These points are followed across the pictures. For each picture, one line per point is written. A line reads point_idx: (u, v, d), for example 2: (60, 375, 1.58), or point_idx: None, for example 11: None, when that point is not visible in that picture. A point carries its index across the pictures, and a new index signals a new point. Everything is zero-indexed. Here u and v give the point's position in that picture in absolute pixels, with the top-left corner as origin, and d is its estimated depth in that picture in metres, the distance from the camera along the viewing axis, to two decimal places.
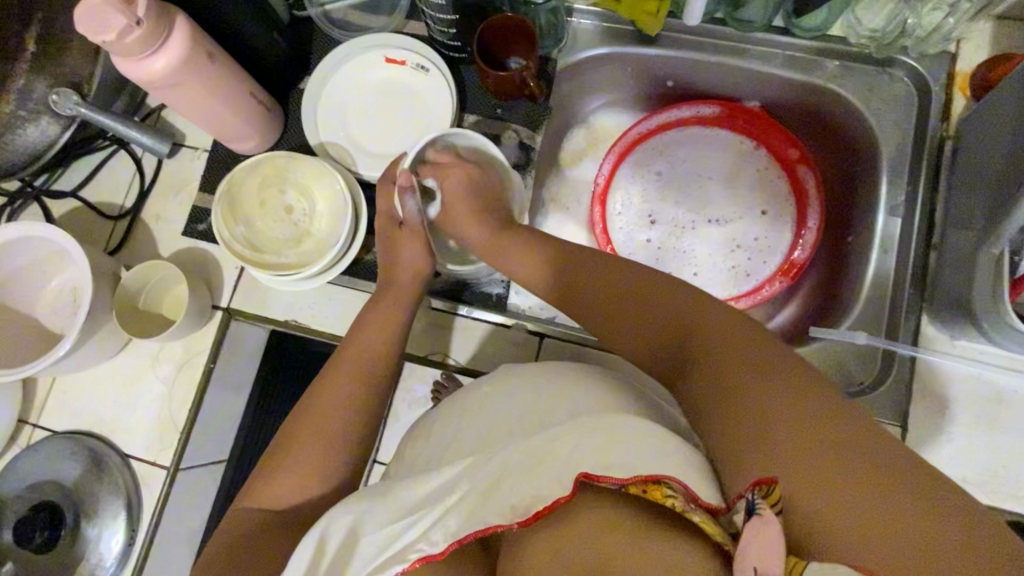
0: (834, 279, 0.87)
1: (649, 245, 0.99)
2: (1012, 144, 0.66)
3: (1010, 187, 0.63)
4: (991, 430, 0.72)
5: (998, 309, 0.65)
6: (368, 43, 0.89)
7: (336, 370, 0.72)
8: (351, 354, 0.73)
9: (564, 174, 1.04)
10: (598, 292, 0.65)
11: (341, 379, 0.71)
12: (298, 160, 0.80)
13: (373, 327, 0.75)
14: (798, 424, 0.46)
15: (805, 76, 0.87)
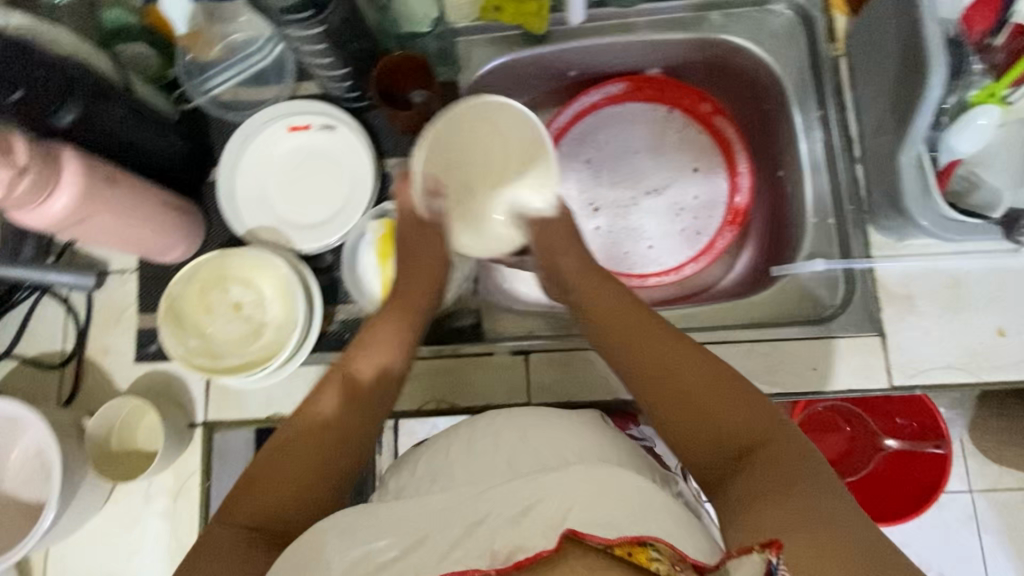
0: (781, 215, 0.89)
1: (599, 232, 0.99)
2: (898, 48, 0.68)
3: (908, 90, 0.66)
4: (959, 314, 0.75)
5: (931, 207, 0.65)
6: (269, 115, 0.86)
7: (316, 419, 0.65)
8: (332, 404, 0.66)
9: None
10: (639, 356, 0.66)
11: (322, 433, 0.64)
12: (230, 254, 0.78)
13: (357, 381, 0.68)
14: (814, 508, 0.51)
15: (695, 33, 0.89)
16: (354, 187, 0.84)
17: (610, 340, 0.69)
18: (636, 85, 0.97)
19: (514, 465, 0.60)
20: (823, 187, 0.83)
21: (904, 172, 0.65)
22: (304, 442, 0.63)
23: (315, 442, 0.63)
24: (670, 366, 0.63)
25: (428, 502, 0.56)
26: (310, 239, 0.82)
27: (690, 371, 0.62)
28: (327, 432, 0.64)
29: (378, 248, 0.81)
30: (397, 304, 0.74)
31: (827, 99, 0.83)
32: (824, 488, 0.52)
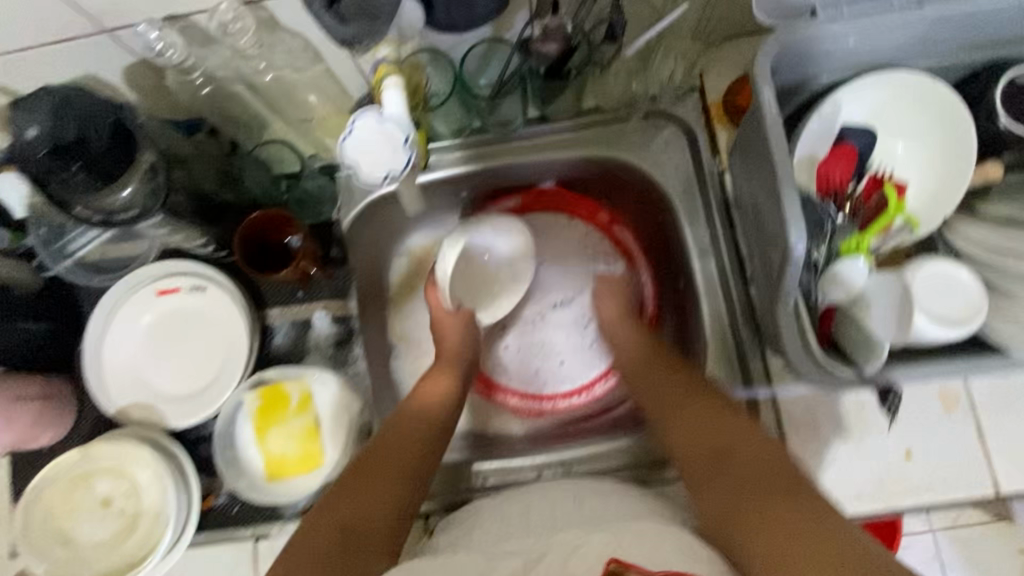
0: (684, 328, 0.87)
1: (507, 354, 0.92)
2: (766, 188, 0.66)
3: (779, 233, 0.63)
4: (865, 438, 0.72)
5: (816, 363, 0.61)
6: (136, 280, 0.82)
7: (388, 439, 0.70)
8: (410, 429, 0.72)
9: (396, 307, 0.93)
10: (664, 378, 0.73)
11: (404, 445, 0.70)
12: (90, 447, 0.73)
13: (424, 417, 0.74)
14: (801, 515, 0.53)
15: (582, 150, 0.86)
16: (232, 352, 0.80)
17: (634, 367, 0.78)
18: (532, 198, 0.92)
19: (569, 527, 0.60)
20: (719, 307, 0.80)
21: (782, 326, 0.61)
22: (383, 462, 0.68)
23: (396, 456, 0.68)
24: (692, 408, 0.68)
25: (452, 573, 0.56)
26: (186, 414, 0.77)
27: (699, 402, 0.68)
28: (404, 454, 0.69)
29: (254, 422, 0.75)
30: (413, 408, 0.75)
31: (714, 217, 0.82)
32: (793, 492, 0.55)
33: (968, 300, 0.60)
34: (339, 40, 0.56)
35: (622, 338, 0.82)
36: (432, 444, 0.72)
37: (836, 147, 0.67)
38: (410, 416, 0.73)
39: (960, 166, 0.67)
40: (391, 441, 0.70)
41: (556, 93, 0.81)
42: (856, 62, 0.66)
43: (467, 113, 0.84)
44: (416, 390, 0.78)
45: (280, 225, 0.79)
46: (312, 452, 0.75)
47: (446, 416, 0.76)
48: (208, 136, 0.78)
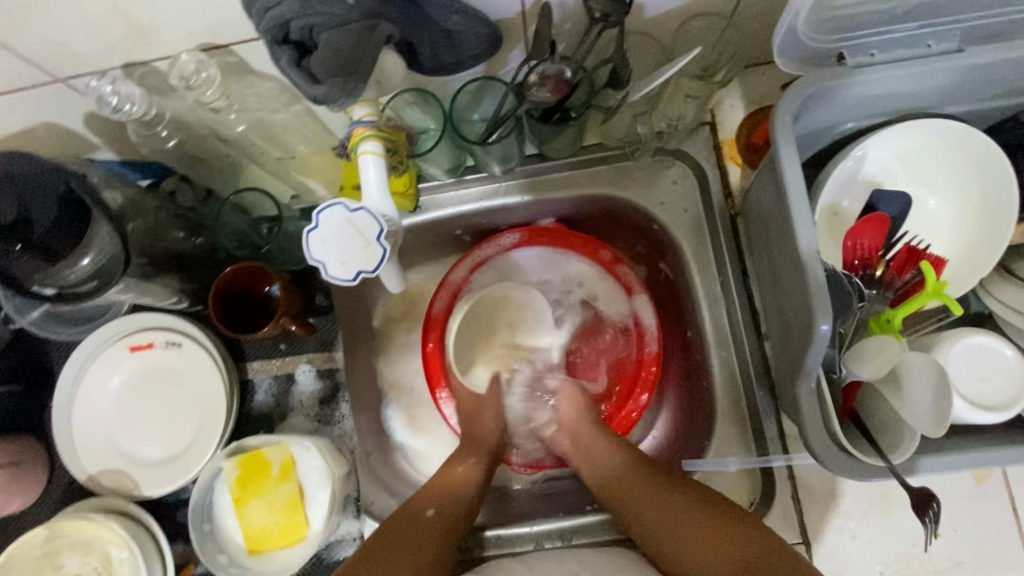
0: (691, 376, 0.81)
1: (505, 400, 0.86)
2: (787, 249, 0.61)
3: (798, 303, 0.58)
4: (886, 511, 0.68)
5: (848, 455, 0.55)
6: (106, 335, 0.76)
7: (417, 516, 0.69)
8: (440, 510, 0.70)
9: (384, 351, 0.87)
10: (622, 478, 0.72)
11: (432, 527, 0.68)
12: (56, 523, 0.68)
13: (456, 492, 0.73)
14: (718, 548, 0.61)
15: (584, 190, 0.80)
16: (207, 415, 0.74)
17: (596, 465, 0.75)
18: (531, 235, 0.84)
19: None
20: (731, 364, 0.76)
21: (803, 406, 0.56)
22: (410, 541, 0.67)
23: (422, 536, 0.68)
24: (661, 483, 0.69)
25: None
26: (162, 481, 0.73)
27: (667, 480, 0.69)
28: (436, 537, 0.68)
29: (232, 492, 0.71)
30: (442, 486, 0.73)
31: (724, 263, 0.76)
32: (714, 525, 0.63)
33: (1009, 379, 0.55)
34: (312, 100, 0.51)
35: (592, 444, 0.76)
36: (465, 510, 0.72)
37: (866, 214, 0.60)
38: (442, 499, 0.71)
39: (998, 222, 0.60)
40: (414, 516, 0.69)
41: (553, 136, 0.72)
42: (887, 108, 0.60)
43: (459, 153, 0.77)
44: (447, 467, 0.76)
45: (260, 279, 0.74)
46: (294, 525, 0.71)
47: (470, 499, 0.73)
48: (182, 181, 0.75)
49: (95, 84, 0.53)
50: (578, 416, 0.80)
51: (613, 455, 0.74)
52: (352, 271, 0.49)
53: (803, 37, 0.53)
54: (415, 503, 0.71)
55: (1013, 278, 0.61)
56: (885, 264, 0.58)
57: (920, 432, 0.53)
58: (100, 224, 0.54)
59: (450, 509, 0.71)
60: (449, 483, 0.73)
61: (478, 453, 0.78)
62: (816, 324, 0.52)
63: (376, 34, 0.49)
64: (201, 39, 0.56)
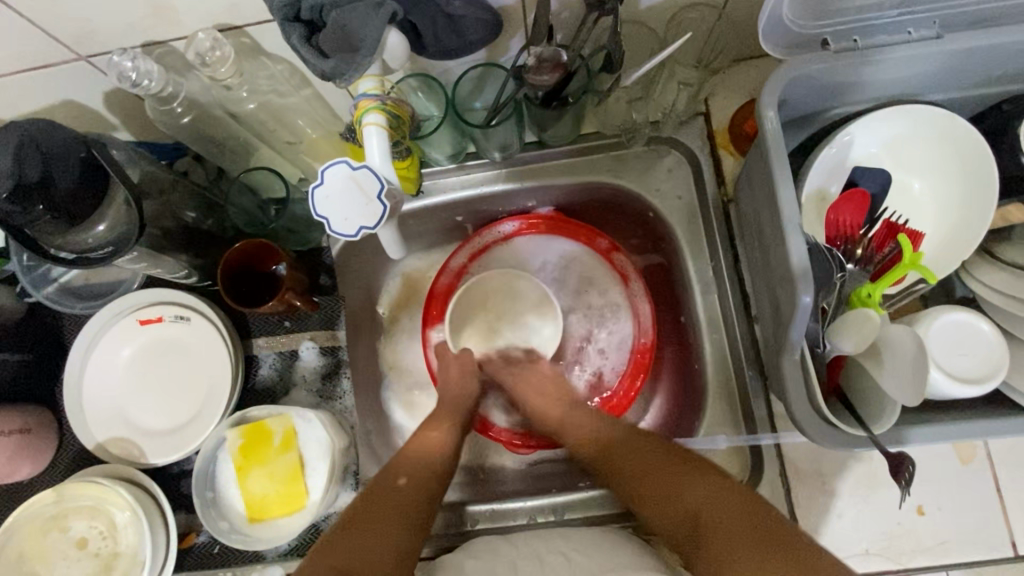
0: (685, 360, 0.83)
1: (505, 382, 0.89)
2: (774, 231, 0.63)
3: (784, 281, 0.60)
4: (872, 489, 0.69)
5: (829, 425, 0.57)
6: (117, 309, 0.79)
7: (387, 487, 0.68)
8: (413, 478, 0.70)
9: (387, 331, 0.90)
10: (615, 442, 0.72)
11: (402, 496, 0.68)
12: (64, 486, 0.70)
13: (432, 461, 0.72)
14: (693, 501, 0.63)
15: (582, 178, 0.83)
16: (212, 388, 0.77)
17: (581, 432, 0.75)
18: (529, 222, 0.86)
19: None
20: (723, 347, 0.77)
21: (787, 379, 0.58)
22: (384, 509, 0.66)
23: (394, 505, 0.67)
24: (631, 449, 0.70)
25: None
26: (168, 450, 0.75)
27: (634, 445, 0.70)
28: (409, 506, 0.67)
29: (234, 461, 0.73)
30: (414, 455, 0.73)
31: (716, 248, 0.78)
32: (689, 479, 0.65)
33: (989, 355, 0.57)
34: (320, 75, 0.54)
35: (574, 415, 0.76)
36: (439, 475, 0.72)
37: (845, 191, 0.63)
38: (412, 466, 0.71)
39: (980, 209, 0.62)
40: (383, 489, 0.68)
41: (552, 123, 0.75)
42: (871, 94, 0.62)
43: (460, 139, 0.80)
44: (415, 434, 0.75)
45: (267, 256, 0.76)
46: (294, 494, 0.73)
47: (443, 464, 0.73)
48: (195, 163, 0.79)
49: (118, 60, 0.57)
50: (550, 402, 0.78)
51: (583, 422, 0.75)
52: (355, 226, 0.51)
53: (787, 21, 0.56)
54: (388, 465, 0.71)
55: (996, 260, 0.63)
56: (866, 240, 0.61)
57: (901, 403, 0.55)
58: (118, 191, 0.58)
59: (422, 479, 0.70)
60: (422, 449, 0.73)
61: (454, 418, 0.77)
62: (799, 295, 0.54)
63: (380, 11, 0.52)
64: (218, 21, 0.59)
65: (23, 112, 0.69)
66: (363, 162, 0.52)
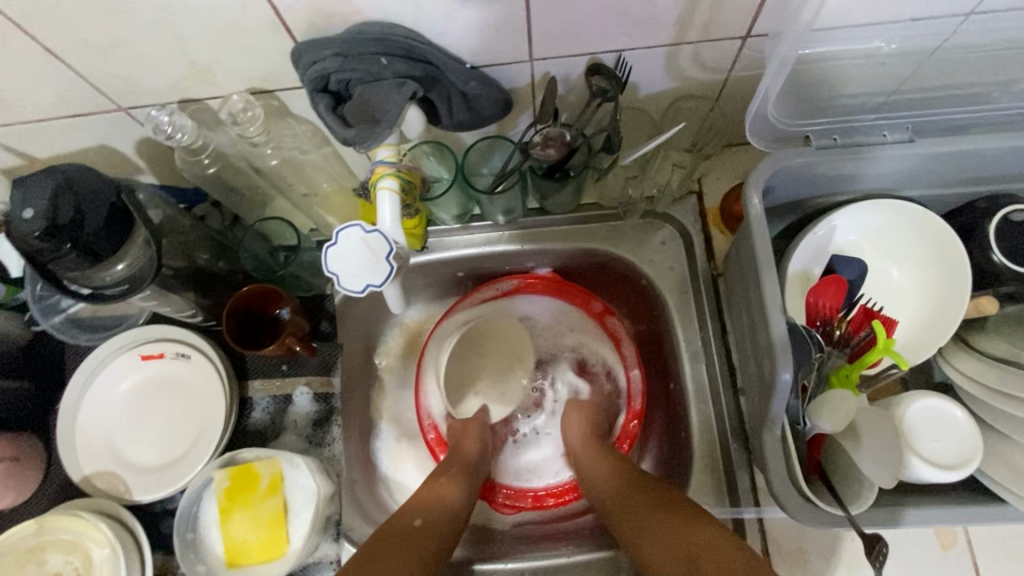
0: (673, 427, 0.84)
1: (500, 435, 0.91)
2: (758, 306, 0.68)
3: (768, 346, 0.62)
4: (854, 570, 0.69)
5: (810, 502, 0.59)
6: (120, 342, 0.81)
7: (405, 525, 0.68)
8: (426, 521, 0.70)
9: (382, 378, 0.91)
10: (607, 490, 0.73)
11: (420, 537, 0.68)
12: (44, 519, 0.70)
13: (440, 505, 0.73)
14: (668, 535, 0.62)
15: (579, 242, 0.87)
16: (205, 427, 0.78)
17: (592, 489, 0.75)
18: (528, 282, 0.89)
19: None
20: (709, 417, 0.79)
21: (769, 455, 0.59)
22: (401, 551, 0.66)
23: (411, 544, 0.67)
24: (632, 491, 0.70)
25: None
26: (154, 487, 0.75)
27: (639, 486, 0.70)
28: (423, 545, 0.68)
29: (218, 504, 0.73)
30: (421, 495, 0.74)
31: (705, 319, 0.81)
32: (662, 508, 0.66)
33: (963, 442, 0.58)
34: (342, 140, 0.59)
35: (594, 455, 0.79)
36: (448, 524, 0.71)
37: (826, 276, 0.67)
38: (426, 506, 0.72)
39: (956, 293, 0.65)
40: (399, 526, 0.68)
41: (553, 193, 0.80)
42: (852, 187, 0.67)
43: (467, 202, 0.84)
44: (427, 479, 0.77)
45: (273, 300, 0.79)
46: (275, 540, 0.73)
47: (451, 512, 0.73)
48: (212, 208, 0.82)
49: (155, 115, 0.61)
50: (580, 439, 0.82)
51: (603, 475, 0.75)
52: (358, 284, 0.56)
53: (773, 118, 0.62)
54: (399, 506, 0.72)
55: (972, 350, 0.65)
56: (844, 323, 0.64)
57: (879, 484, 0.57)
58: (139, 232, 0.61)
59: (433, 517, 0.71)
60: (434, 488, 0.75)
61: (451, 470, 0.78)
62: (779, 373, 0.56)
63: (402, 89, 0.57)
64: (252, 85, 0.64)
65: (58, 152, 0.73)
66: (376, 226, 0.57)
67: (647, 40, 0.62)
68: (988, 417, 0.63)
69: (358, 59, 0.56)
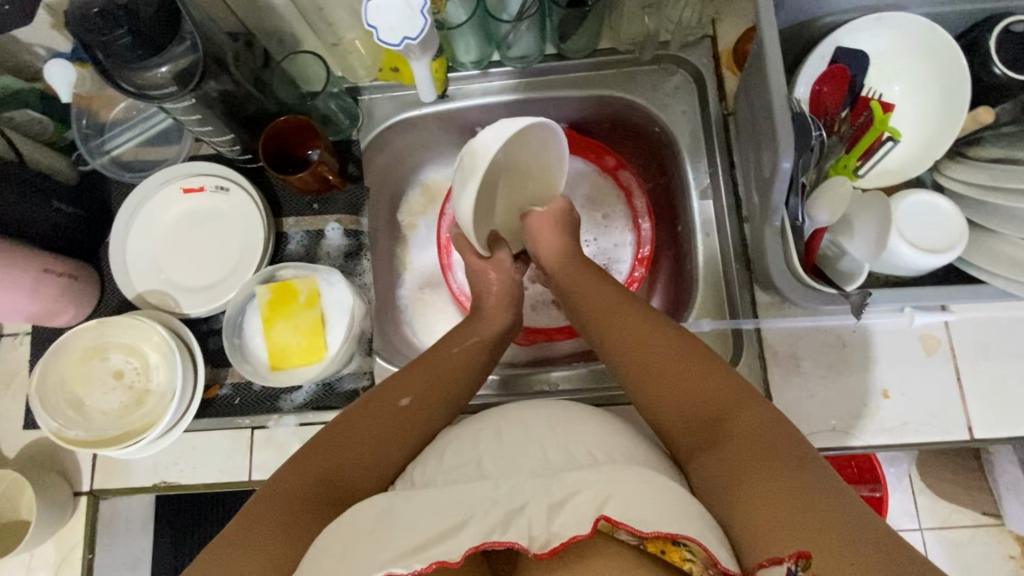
0: (680, 265, 0.90)
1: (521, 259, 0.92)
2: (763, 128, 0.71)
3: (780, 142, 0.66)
4: (842, 374, 0.75)
5: (805, 285, 0.64)
6: (163, 178, 0.86)
7: (389, 403, 0.71)
8: (416, 397, 0.72)
9: (403, 236, 1.01)
10: (616, 349, 0.74)
11: (404, 412, 0.70)
12: (104, 323, 0.78)
13: (449, 371, 0.75)
14: (691, 397, 0.66)
15: (594, 90, 0.89)
16: (246, 253, 0.84)
17: (596, 330, 0.77)
18: None
19: (552, 460, 0.62)
20: (714, 248, 0.84)
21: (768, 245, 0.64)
22: (377, 425, 0.69)
23: (393, 420, 0.70)
24: (657, 349, 0.71)
25: (456, 495, 0.59)
26: (201, 302, 0.82)
27: (665, 354, 0.70)
28: (409, 424, 0.70)
29: (262, 314, 0.80)
30: (431, 359, 0.76)
31: (715, 157, 0.85)
32: (693, 372, 0.67)
33: (950, 229, 0.63)
34: None
35: (584, 292, 0.80)
36: (459, 388, 0.75)
37: (829, 70, 0.68)
38: (421, 383, 0.73)
39: (954, 108, 0.69)
40: (386, 401, 0.71)
41: (572, 30, 0.83)
42: (861, 3, 0.69)
43: (486, 45, 0.87)
44: (444, 340, 0.79)
45: (305, 134, 0.85)
46: (314, 346, 0.80)
47: (457, 375, 0.75)
48: (245, 47, 0.81)
49: None
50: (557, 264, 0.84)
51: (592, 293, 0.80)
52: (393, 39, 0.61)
53: None
54: (399, 372, 0.74)
55: (967, 159, 0.69)
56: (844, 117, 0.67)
57: (867, 259, 0.63)
58: (187, 35, 0.65)
59: (424, 394, 0.72)
60: (436, 364, 0.75)
61: (479, 335, 0.80)
62: (781, 160, 0.60)
63: None
64: None
65: None
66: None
67: None
68: (980, 219, 0.67)
69: None
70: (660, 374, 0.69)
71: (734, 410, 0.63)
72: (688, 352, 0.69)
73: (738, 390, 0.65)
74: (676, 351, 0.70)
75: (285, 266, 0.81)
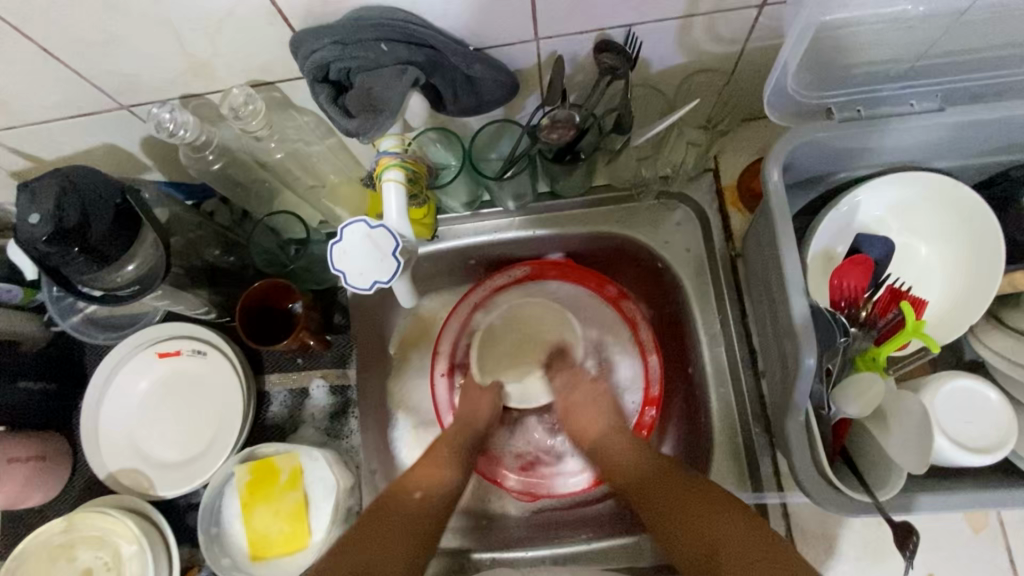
0: (692, 414, 0.83)
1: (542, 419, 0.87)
2: (776, 298, 0.65)
3: (778, 303, 0.65)
4: (881, 556, 0.67)
5: (838, 494, 0.57)
6: (138, 341, 0.81)
7: (400, 501, 0.70)
8: (425, 494, 0.71)
9: (391, 362, 0.88)
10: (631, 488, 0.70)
11: (417, 511, 0.70)
12: (75, 516, 0.72)
13: (442, 474, 0.74)
14: (691, 523, 0.63)
15: (590, 227, 0.85)
16: (224, 423, 0.78)
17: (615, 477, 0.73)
18: (542, 268, 0.88)
19: None
20: (729, 399, 0.78)
21: (793, 441, 0.57)
22: (397, 527, 0.68)
23: (405, 518, 0.69)
24: (650, 483, 0.68)
25: None
26: (176, 482, 0.76)
27: (661, 483, 0.67)
28: (421, 522, 0.69)
29: (241, 498, 0.74)
30: (428, 462, 0.75)
31: (725, 303, 0.79)
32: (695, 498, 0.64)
33: (995, 426, 0.57)
34: (345, 132, 0.59)
35: (614, 448, 0.75)
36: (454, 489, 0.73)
37: (850, 255, 0.64)
38: (423, 481, 0.72)
39: (989, 273, 0.62)
40: (399, 501, 0.70)
41: (564, 176, 0.77)
42: (876, 160, 0.64)
43: (476, 188, 0.82)
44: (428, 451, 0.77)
45: (285, 295, 0.79)
46: (298, 533, 0.73)
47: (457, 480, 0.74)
48: (222, 204, 0.83)
49: (158, 112, 0.60)
50: (591, 419, 0.78)
51: (621, 457, 0.73)
52: (365, 281, 0.57)
53: (793, 92, 0.60)
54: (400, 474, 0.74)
55: (1005, 328, 0.63)
56: (871, 303, 0.62)
57: (906, 470, 0.54)
58: (147, 233, 0.61)
59: (433, 490, 0.72)
60: (433, 466, 0.74)
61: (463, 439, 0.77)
62: (803, 357, 0.54)
63: (403, 77, 0.56)
64: (252, 76, 0.63)
65: (65, 152, 0.73)
66: (381, 221, 0.57)
67: (657, 14, 0.60)
68: None
69: (358, 46, 0.55)
70: (668, 505, 0.65)
71: (734, 526, 0.60)
72: (663, 472, 0.69)
73: (730, 509, 0.62)
74: (666, 475, 0.68)
75: (257, 450, 0.75)
